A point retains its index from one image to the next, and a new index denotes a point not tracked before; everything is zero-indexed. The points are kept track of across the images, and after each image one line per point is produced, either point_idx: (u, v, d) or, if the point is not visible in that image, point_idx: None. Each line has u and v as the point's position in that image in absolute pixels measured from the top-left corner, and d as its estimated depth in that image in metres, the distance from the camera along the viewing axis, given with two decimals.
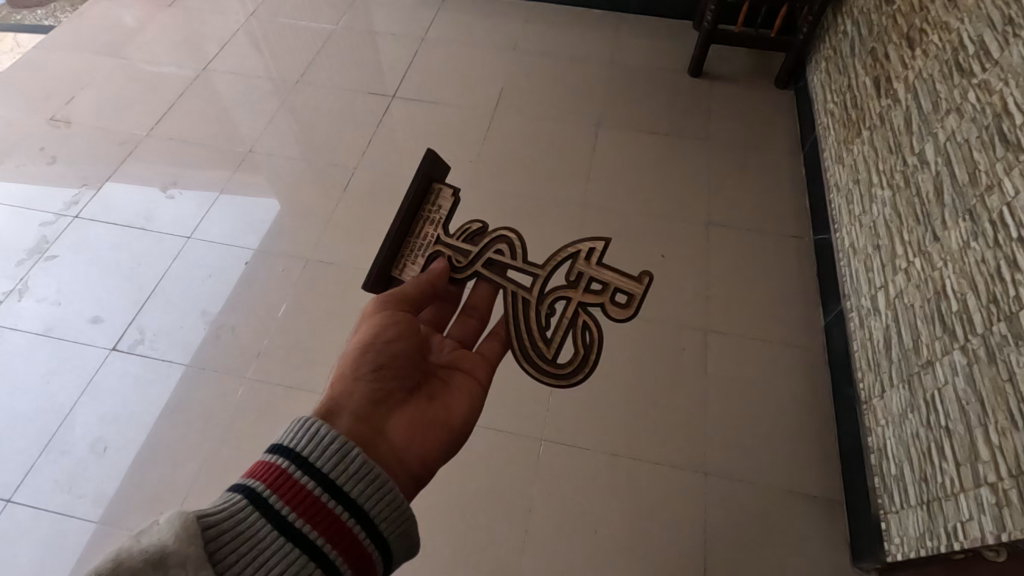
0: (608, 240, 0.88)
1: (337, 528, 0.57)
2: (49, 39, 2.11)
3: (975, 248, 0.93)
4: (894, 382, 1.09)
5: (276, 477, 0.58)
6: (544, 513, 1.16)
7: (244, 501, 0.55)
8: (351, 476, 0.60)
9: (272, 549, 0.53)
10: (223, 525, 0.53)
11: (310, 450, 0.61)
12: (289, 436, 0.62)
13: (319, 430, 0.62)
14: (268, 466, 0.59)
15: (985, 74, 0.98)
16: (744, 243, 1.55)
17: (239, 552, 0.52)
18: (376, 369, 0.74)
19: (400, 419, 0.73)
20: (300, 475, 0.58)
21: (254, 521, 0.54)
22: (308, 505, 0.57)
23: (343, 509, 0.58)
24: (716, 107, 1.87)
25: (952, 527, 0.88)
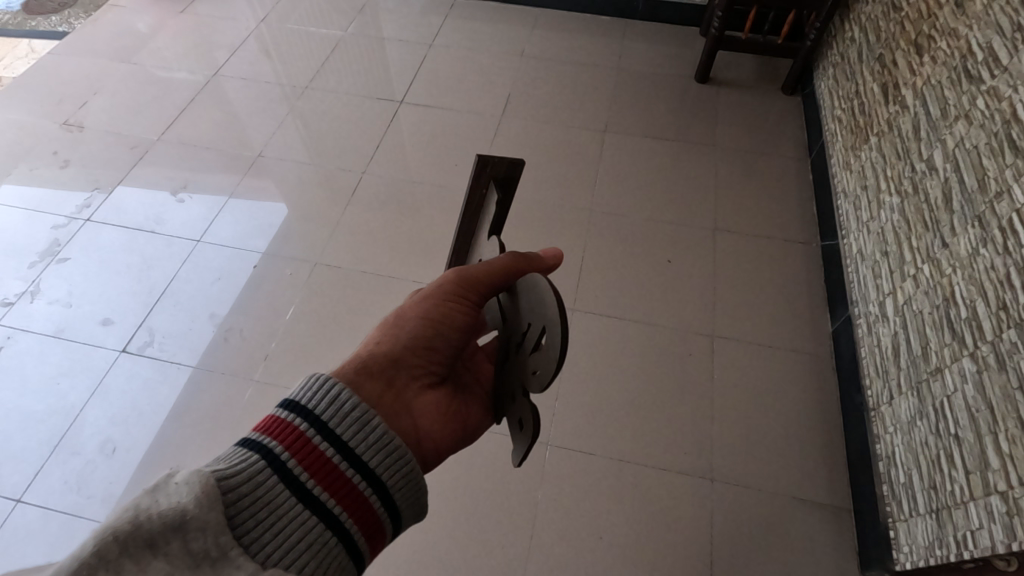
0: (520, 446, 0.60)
1: (355, 503, 0.52)
2: (64, 45, 2.14)
3: (984, 255, 0.93)
4: (903, 389, 1.08)
5: (292, 438, 0.52)
6: (550, 517, 1.16)
7: (262, 464, 0.49)
8: (373, 448, 0.55)
9: (293, 520, 0.48)
10: (242, 490, 0.47)
11: (332, 415, 0.55)
12: (305, 393, 0.56)
13: (339, 394, 0.56)
14: (285, 425, 0.53)
15: (994, 81, 0.98)
16: (750, 249, 1.55)
17: (258, 520, 0.46)
18: (427, 347, 0.70)
19: (430, 404, 0.69)
20: (322, 442, 0.53)
21: (272, 486, 0.49)
22: (328, 474, 0.51)
23: (363, 482, 0.53)
24: (723, 113, 1.87)
25: (962, 535, 0.87)
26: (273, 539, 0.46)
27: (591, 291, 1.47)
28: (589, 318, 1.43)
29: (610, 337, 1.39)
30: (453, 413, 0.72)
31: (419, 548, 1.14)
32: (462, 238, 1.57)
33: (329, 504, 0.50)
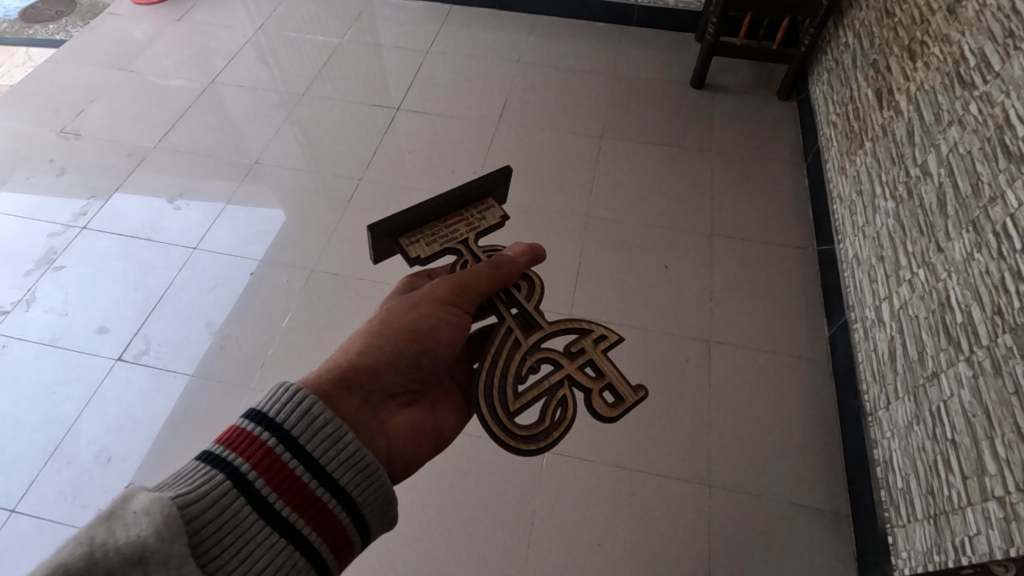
0: (621, 334, 0.85)
1: (319, 514, 0.56)
2: (61, 53, 2.15)
3: (978, 260, 0.93)
4: (899, 393, 1.08)
5: (258, 453, 0.56)
6: (547, 525, 1.16)
7: (229, 484, 0.53)
8: (336, 463, 0.59)
9: (256, 538, 0.52)
10: (207, 515, 0.50)
11: (300, 433, 0.58)
12: (273, 409, 0.59)
13: (308, 411, 0.60)
14: (255, 441, 0.56)
15: (986, 87, 0.98)
16: (747, 254, 1.55)
17: (224, 542, 0.50)
18: (408, 363, 0.74)
19: (402, 417, 0.73)
20: (289, 459, 0.56)
21: (237, 504, 0.52)
22: (292, 492, 0.55)
23: (328, 496, 0.58)
24: (719, 119, 1.88)
25: (960, 541, 0.86)
26: (238, 559, 0.50)
27: (587, 297, 1.48)
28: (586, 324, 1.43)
29: None
30: (428, 423, 0.76)
31: (416, 557, 1.13)
32: None
33: (294, 520, 0.55)
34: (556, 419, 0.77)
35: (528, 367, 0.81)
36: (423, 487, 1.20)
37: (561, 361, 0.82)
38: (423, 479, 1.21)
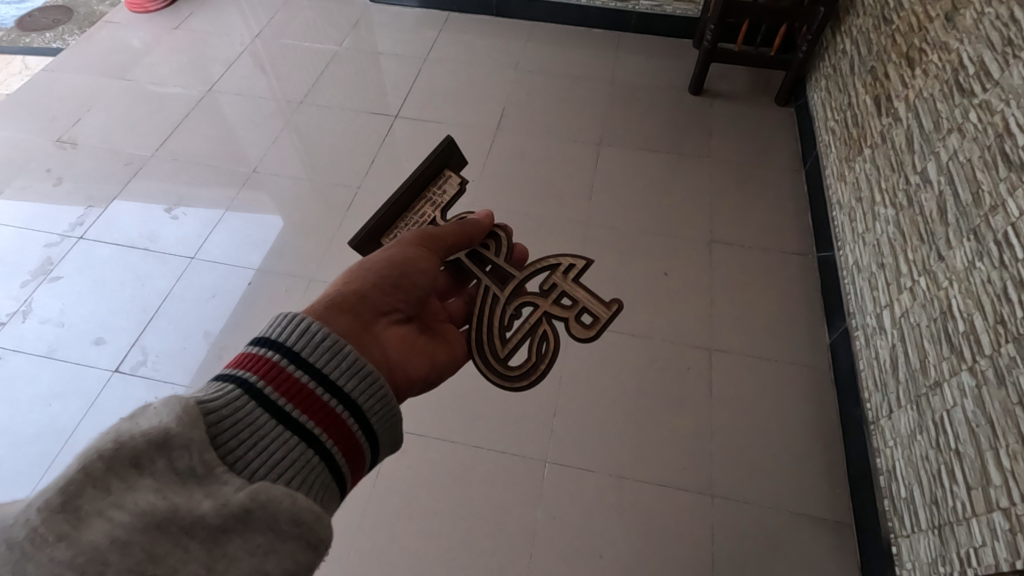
0: (589, 257, 0.85)
1: (332, 425, 0.53)
2: (57, 61, 2.14)
3: (980, 268, 0.93)
4: (902, 402, 1.07)
5: (267, 370, 0.53)
6: (549, 536, 1.15)
7: (238, 391, 0.50)
8: (343, 373, 0.57)
9: (273, 436, 0.49)
10: (221, 415, 0.48)
11: (303, 347, 0.56)
12: (274, 330, 0.57)
13: (309, 328, 0.58)
14: (257, 358, 0.54)
15: (986, 95, 0.98)
16: (746, 260, 1.55)
17: (240, 438, 0.47)
18: (395, 284, 0.72)
19: (395, 335, 0.71)
20: (294, 370, 0.54)
21: (250, 410, 0.49)
22: (304, 398, 0.53)
23: (337, 409, 0.54)
24: (717, 125, 1.88)
25: (966, 552, 0.86)
26: (256, 454, 0.47)
27: None
28: None
29: (607, 351, 1.39)
30: (417, 345, 0.74)
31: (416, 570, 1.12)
32: None
33: (307, 425, 0.51)
34: (542, 352, 0.79)
35: (508, 313, 0.83)
36: (423, 498, 1.19)
37: (537, 299, 0.83)
38: (423, 490, 1.20)
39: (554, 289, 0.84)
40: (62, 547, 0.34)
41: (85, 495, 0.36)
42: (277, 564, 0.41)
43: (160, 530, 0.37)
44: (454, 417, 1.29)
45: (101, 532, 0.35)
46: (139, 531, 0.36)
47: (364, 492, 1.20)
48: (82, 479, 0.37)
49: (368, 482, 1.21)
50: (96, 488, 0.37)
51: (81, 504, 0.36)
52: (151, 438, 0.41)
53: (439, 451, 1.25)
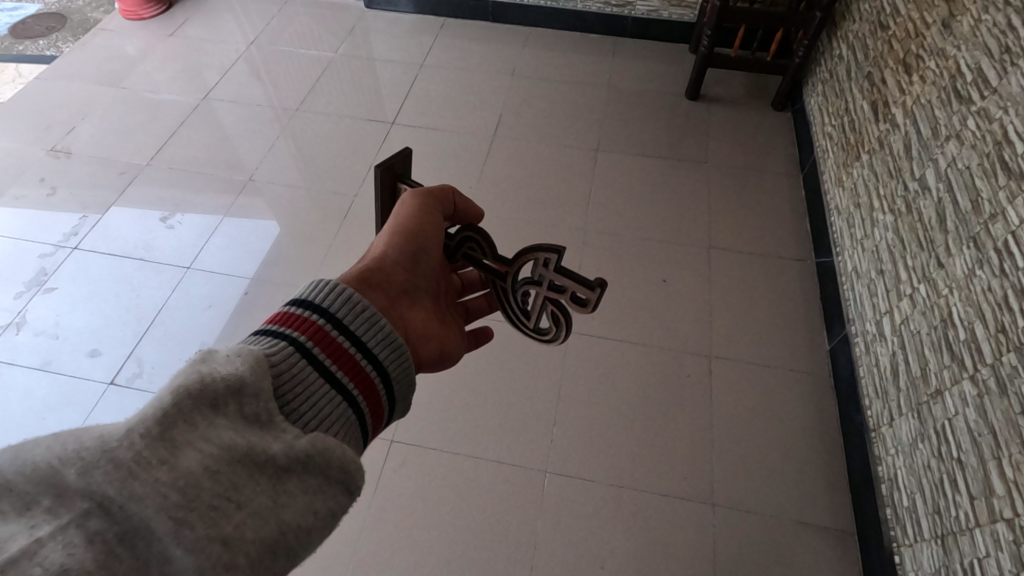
0: (561, 245, 0.70)
1: (370, 387, 0.51)
2: (51, 70, 2.13)
3: (981, 276, 0.92)
4: (903, 409, 1.07)
5: (308, 329, 0.49)
6: (551, 547, 1.14)
7: (285, 347, 0.47)
8: (382, 340, 0.53)
9: (321, 394, 0.46)
10: (277, 367, 0.45)
11: (342, 310, 0.52)
12: (315, 292, 0.53)
13: (349, 293, 0.54)
14: (298, 318, 0.50)
15: (984, 102, 0.98)
16: (746, 266, 1.54)
17: (294, 392, 0.45)
18: (412, 260, 0.69)
19: (419, 313, 0.66)
20: (337, 333, 0.51)
21: (299, 366, 0.46)
22: (345, 360, 0.50)
23: (375, 372, 0.51)
24: (714, 130, 1.88)
25: (969, 562, 0.85)
26: (308, 408, 0.45)
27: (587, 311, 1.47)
28: (586, 339, 1.42)
29: (608, 359, 1.38)
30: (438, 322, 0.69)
31: None
32: None
33: (349, 386, 0.49)
34: (560, 322, 0.78)
35: (516, 296, 0.79)
36: (423, 510, 1.18)
37: (533, 287, 0.76)
38: (422, 502, 1.19)
39: (542, 276, 0.74)
40: (165, 471, 0.34)
41: (178, 428, 0.36)
42: (324, 503, 0.40)
43: (241, 466, 0.37)
44: (454, 427, 1.28)
45: (196, 461, 0.35)
46: (225, 464, 0.36)
47: (363, 504, 1.18)
48: (174, 410, 0.36)
49: (367, 494, 1.20)
50: (185, 419, 0.36)
51: (175, 433, 0.35)
52: (228, 381, 0.39)
53: (439, 462, 1.24)
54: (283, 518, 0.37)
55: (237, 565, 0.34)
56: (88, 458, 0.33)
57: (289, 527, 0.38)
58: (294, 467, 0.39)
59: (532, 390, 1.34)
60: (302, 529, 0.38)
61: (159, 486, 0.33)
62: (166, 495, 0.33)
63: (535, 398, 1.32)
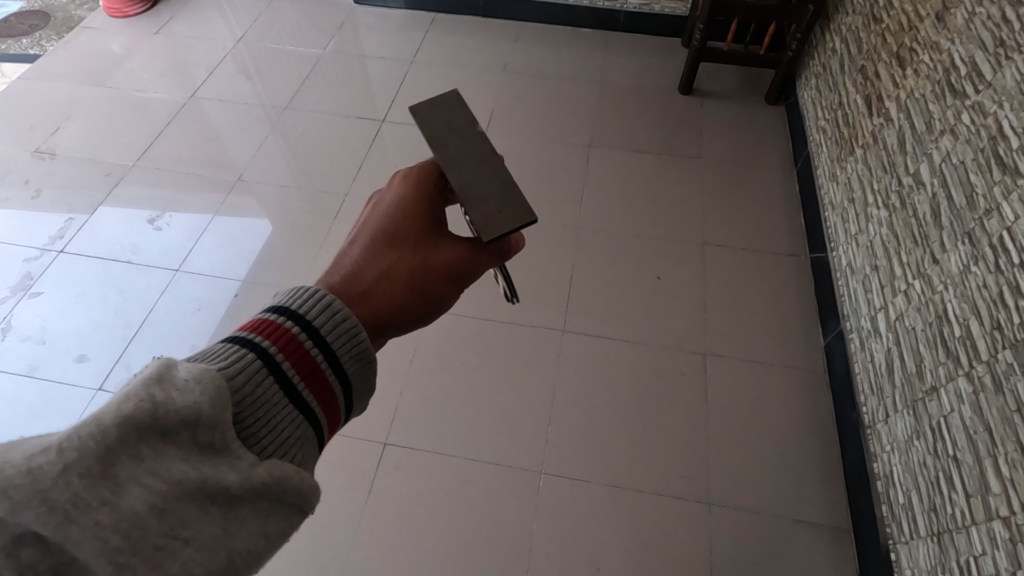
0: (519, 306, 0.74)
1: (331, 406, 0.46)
2: (35, 69, 2.09)
3: (976, 272, 0.91)
4: (898, 406, 1.06)
5: (282, 339, 0.44)
6: (546, 549, 1.13)
7: (255, 360, 0.41)
8: (358, 360, 0.48)
9: (286, 418, 0.42)
10: (242, 386, 0.40)
11: (323, 321, 0.46)
12: (296, 296, 0.47)
13: (333, 304, 0.47)
14: (275, 326, 0.44)
15: (979, 96, 0.97)
16: (740, 262, 1.54)
17: (257, 416, 0.40)
18: None
19: None
20: (313, 346, 0.45)
21: (268, 385, 0.41)
22: (318, 379, 0.45)
23: (342, 392, 0.47)
24: (708, 125, 1.87)
25: (965, 560, 0.85)
26: (269, 432, 0.40)
27: (581, 310, 1.45)
28: (580, 338, 1.40)
29: (602, 358, 1.37)
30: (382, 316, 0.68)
31: None
32: None
33: (315, 407, 0.44)
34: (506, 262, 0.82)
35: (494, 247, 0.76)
36: (416, 514, 1.17)
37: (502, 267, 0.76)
38: (415, 506, 1.18)
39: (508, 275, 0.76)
40: (106, 511, 0.29)
41: (121, 462, 0.31)
42: (276, 525, 0.37)
43: (192, 500, 0.33)
44: (447, 429, 1.27)
45: (141, 497, 0.31)
46: (175, 499, 0.32)
47: (356, 509, 1.17)
48: (118, 442, 0.31)
49: (360, 499, 1.18)
50: (130, 450, 0.32)
51: (118, 468, 0.31)
52: (181, 413, 0.35)
53: (433, 465, 1.23)
54: (234, 547, 0.34)
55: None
56: (22, 494, 0.28)
57: (238, 554, 0.34)
58: (248, 497, 0.36)
59: (526, 391, 1.32)
60: (252, 555, 0.35)
61: (100, 529, 0.29)
62: (107, 539, 0.29)
63: (528, 399, 1.31)
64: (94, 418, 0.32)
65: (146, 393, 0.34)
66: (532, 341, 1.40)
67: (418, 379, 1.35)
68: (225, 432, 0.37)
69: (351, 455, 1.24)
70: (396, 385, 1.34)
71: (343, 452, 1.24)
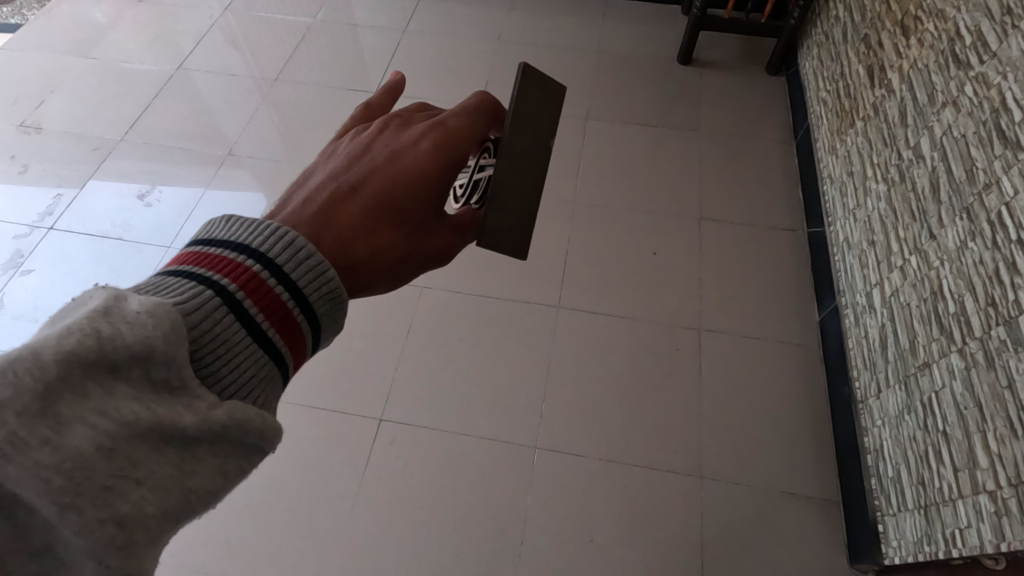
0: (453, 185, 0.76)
1: (303, 350, 0.42)
2: (16, 39, 2.03)
3: (973, 248, 0.91)
4: (891, 382, 1.07)
5: (241, 276, 0.39)
6: (540, 522, 1.14)
7: (212, 298, 0.37)
8: (328, 300, 0.43)
9: (248, 360, 0.38)
10: (199, 328, 0.36)
11: (287, 259, 0.42)
12: (253, 232, 0.42)
13: (298, 240, 0.43)
14: (234, 264, 0.39)
15: (983, 67, 0.95)
16: (737, 238, 1.52)
17: (216, 357, 0.36)
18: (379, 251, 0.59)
19: None
20: (277, 284, 0.40)
21: (229, 324, 0.37)
22: (283, 319, 0.40)
23: (311, 335, 0.43)
24: (707, 96, 1.83)
25: (951, 532, 0.87)
26: (228, 372, 0.37)
27: (577, 286, 1.45)
28: (575, 314, 1.40)
29: (596, 334, 1.37)
30: None
31: (407, 559, 1.11)
32: None
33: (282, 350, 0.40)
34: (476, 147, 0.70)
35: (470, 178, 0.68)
36: (412, 488, 1.18)
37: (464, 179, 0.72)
38: (411, 480, 1.19)
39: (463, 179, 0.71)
40: (46, 452, 0.28)
41: (64, 399, 0.29)
42: (237, 465, 0.35)
43: (144, 442, 0.31)
44: (443, 405, 1.28)
45: (86, 438, 0.29)
46: (124, 440, 0.30)
47: (353, 483, 1.19)
48: (59, 379, 0.29)
49: (357, 473, 1.20)
50: (73, 387, 0.30)
51: (60, 405, 0.29)
52: (130, 348, 0.32)
53: (428, 440, 1.23)
54: (190, 485, 0.33)
55: (137, 544, 0.30)
56: None
57: (195, 495, 0.33)
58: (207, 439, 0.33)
59: (520, 367, 1.33)
60: (210, 494, 0.34)
61: (39, 470, 0.28)
62: (48, 480, 0.28)
63: (523, 375, 1.32)
64: (30, 350, 0.29)
65: (90, 327, 0.32)
66: (527, 317, 1.40)
67: (414, 356, 1.35)
68: (181, 368, 0.34)
69: (348, 431, 1.25)
70: (391, 362, 1.34)
71: (339, 428, 1.25)
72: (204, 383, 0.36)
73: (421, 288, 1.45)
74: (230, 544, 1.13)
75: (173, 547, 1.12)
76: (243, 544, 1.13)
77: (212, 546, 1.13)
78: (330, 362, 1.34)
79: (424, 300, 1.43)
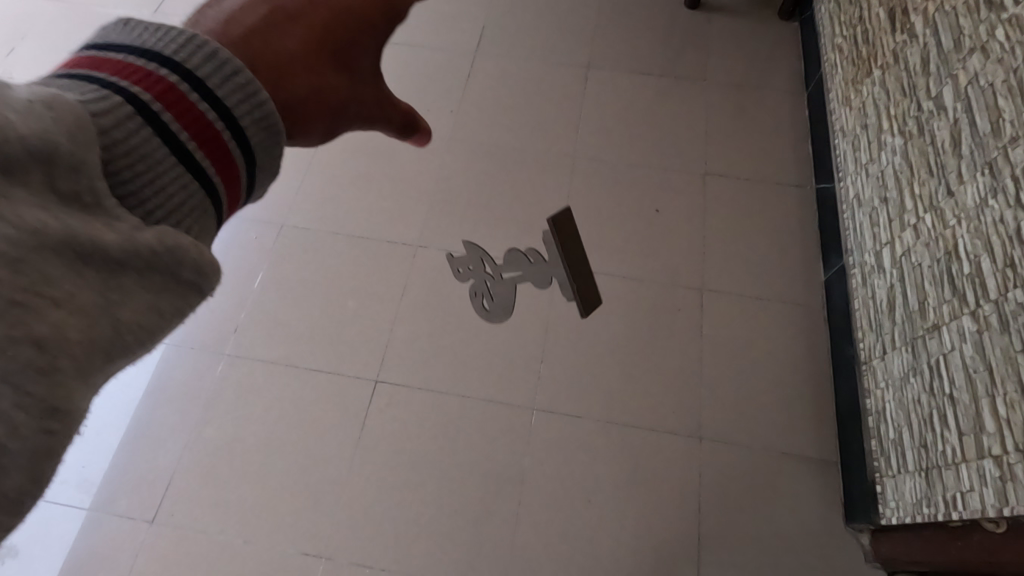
0: None
1: (234, 176, 0.40)
2: None
3: (992, 206, 0.86)
4: (896, 344, 1.04)
5: (153, 85, 0.36)
6: (537, 482, 1.14)
7: (122, 110, 0.35)
8: (256, 121, 0.41)
9: (165, 180, 0.36)
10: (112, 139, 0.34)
11: (201, 66, 0.38)
12: (164, 37, 0.38)
13: (215, 53, 0.39)
14: (147, 74, 0.37)
15: (1017, 8, 0.87)
16: (742, 194, 1.47)
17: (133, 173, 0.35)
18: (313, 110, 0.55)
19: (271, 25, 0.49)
20: (197, 99, 0.38)
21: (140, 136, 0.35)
22: (205, 138, 0.38)
23: (242, 160, 0.40)
24: (716, 43, 1.73)
25: (951, 495, 0.86)
26: (153, 192, 0.35)
27: None
28: None
29: (596, 294, 1.34)
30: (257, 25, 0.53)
31: (405, 519, 1.11)
32: (435, 193, 1.49)
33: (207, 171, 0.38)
34: None
35: None
36: (409, 450, 1.17)
37: None
38: (408, 442, 1.18)
39: None
40: None
41: None
42: (170, 304, 0.34)
43: (57, 258, 0.29)
44: (439, 366, 1.26)
45: None
46: (33, 256, 0.28)
47: (349, 444, 1.18)
48: None
49: (353, 435, 1.19)
50: None
51: None
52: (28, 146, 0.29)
53: (425, 402, 1.22)
54: (119, 318, 0.31)
55: (61, 373, 0.28)
56: None
57: (126, 330, 0.32)
58: (132, 264, 0.32)
59: (518, 329, 1.30)
60: (143, 332, 0.32)
61: None
62: None
63: (521, 336, 1.29)
64: None
65: None
66: None
67: (409, 317, 1.32)
68: (93, 181, 0.32)
69: (342, 393, 1.23)
70: (385, 323, 1.31)
71: (334, 389, 1.24)
72: (125, 205, 0.35)
73: (415, 248, 1.41)
74: (227, 505, 1.13)
75: (172, 508, 1.12)
76: (240, 506, 1.13)
77: (209, 507, 1.13)
78: (324, 324, 1.31)
79: (418, 260, 1.39)
